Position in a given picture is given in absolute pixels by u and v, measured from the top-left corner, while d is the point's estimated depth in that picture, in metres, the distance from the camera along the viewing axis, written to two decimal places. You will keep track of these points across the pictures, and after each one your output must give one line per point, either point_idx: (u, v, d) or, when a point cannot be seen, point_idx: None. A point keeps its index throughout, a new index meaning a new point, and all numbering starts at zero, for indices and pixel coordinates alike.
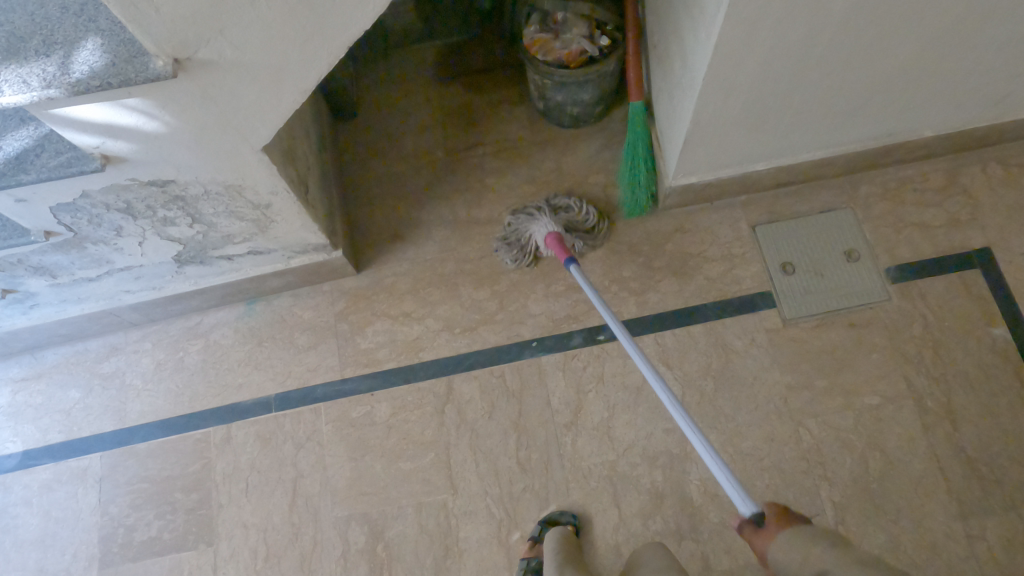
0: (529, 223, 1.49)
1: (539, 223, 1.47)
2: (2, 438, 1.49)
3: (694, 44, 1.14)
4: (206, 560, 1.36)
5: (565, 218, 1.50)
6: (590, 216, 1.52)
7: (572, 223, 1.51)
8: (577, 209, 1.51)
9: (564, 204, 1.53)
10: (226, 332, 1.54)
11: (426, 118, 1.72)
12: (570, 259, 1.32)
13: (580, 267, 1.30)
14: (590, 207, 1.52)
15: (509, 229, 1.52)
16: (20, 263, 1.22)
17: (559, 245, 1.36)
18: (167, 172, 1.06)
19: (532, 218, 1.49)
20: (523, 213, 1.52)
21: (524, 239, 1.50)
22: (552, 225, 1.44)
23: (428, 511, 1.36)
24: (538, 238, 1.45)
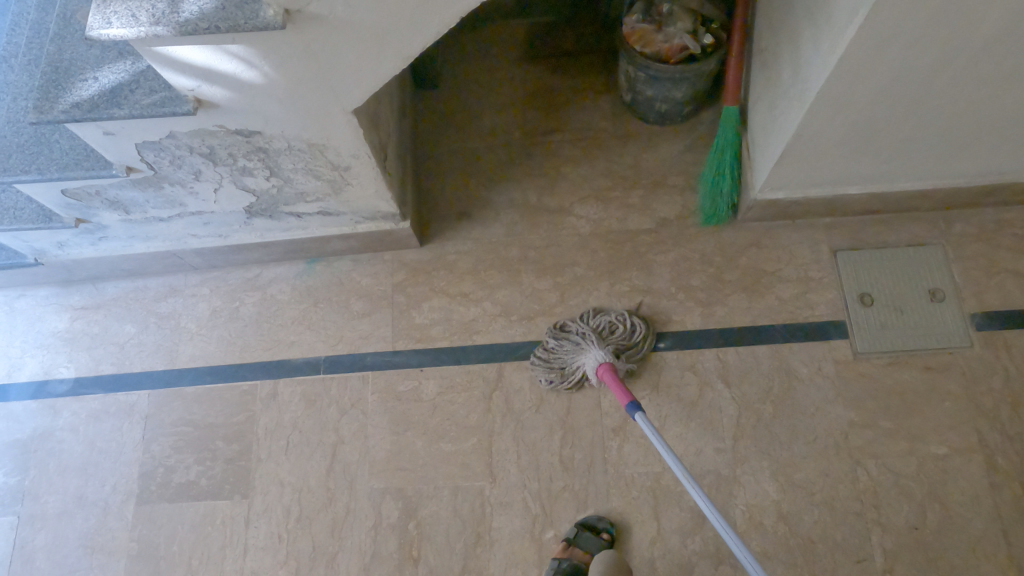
0: (574, 357, 1.36)
1: (587, 353, 1.34)
2: (57, 362, 1.51)
3: (813, 54, 1.08)
4: (240, 511, 1.37)
5: (613, 341, 1.37)
6: (637, 333, 1.39)
7: (620, 346, 1.37)
8: (624, 332, 1.38)
9: (607, 322, 1.40)
10: (284, 287, 1.53)
11: (507, 97, 1.68)
12: (632, 405, 1.19)
13: (645, 414, 1.18)
14: (636, 322, 1.39)
15: (550, 349, 1.39)
16: (97, 195, 1.22)
17: (617, 384, 1.24)
18: (256, 123, 1.04)
19: (575, 347, 1.36)
20: (562, 343, 1.38)
21: (570, 370, 1.37)
22: (604, 352, 1.32)
23: (463, 496, 1.34)
24: (589, 370, 1.33)
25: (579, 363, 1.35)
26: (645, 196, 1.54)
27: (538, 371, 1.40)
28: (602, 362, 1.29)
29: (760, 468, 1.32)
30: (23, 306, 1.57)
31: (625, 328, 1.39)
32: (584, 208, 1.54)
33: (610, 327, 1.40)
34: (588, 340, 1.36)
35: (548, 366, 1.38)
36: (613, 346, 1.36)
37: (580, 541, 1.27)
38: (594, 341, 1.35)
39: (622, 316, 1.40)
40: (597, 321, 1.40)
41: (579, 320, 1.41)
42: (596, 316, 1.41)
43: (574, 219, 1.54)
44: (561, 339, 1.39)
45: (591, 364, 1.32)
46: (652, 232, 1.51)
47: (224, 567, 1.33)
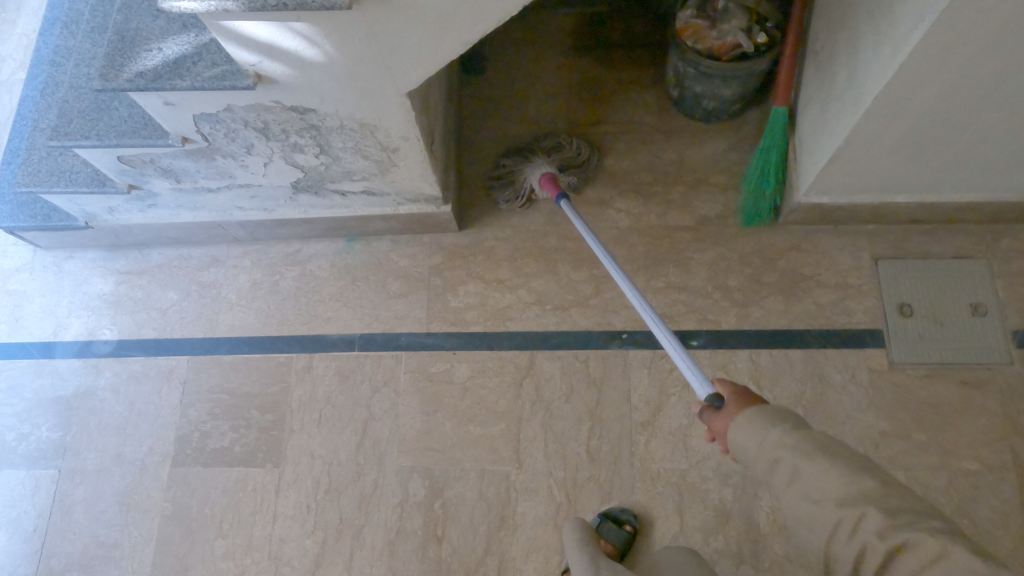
0: (522, 167, 1.51)
1: (532, 166, 1.50)
2: (101, 324, 1.55)
3: (874, 58, 1.06)
4: (271, 479, 1.40)
5: (557, 156, 1.53)
6: (582, 153, 1.54)
7: (564, 160, 1.53)
8: (569, 150, 1.54)
9: (555, 142, 1.56)
10: (323, 264, 1.55)
11: (553, 86, 1.67)
12: (560, 194, 1.39)
13: (570, 202, 1.38)
14: (582, 145, 1.55)
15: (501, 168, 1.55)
16: (151, 163, 1.25)
17: (553, 185, 1.42)
18: (311, 100, 1.05)
19: (523, 161, 1.52)
20: (513, 159, 1.54)
21: (518, 180, 1.52)
22: (546, 167, 1.48)
23: (489, 479, 1.36)
24: (532, 182, 1.49)
25: (524, 177, 1.51)
26: (686, 193, 1.54)
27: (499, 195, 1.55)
28: (544, 172, 1.46)
29: None
30: (71, 267, 1.61)
31: (570, 148, 1.55)
32: (623, 202, 1.54)
33: (556, 149, 1.55)
34: (533, 157, 1.52)
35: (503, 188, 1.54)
36: (558, 160, 1.52)
37: (603, 530, 1.27)
38: (540, 159, 1.51)
39: (567, 139, 1.56)
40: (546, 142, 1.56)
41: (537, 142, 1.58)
42: (548, 141, 1.56)
43: (613, 211, 1.54)
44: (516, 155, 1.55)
45: (533, 173, 1.48)
46: (691, 229, 1.51)
47: (253, 532, 1.36)
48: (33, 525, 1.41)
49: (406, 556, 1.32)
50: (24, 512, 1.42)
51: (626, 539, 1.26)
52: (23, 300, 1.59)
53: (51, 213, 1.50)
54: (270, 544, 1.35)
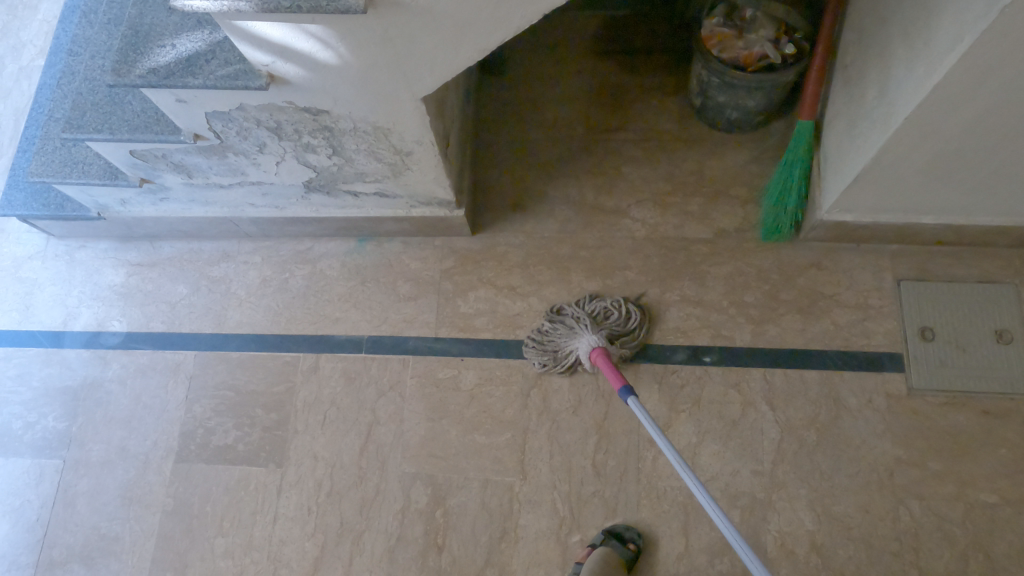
0: (568, 341, 1.36)
1: (581, 338, 1.34)
2: (110, 315, 1.55)
3: (906, 76, 1.02)
4: (273, 479, 1.39)
5: (607, 326, 1.37)
6: (633, 320, 1.38)
7: (615, 330, 1.37)
8: (619, 318, 1.38)
9: (604, 308, 1.40)
10: (334, 263, 1.54)
11: (573, 90, 1.64)
12: (625, 388, 1.16)
13: (638, 398, 1.14)
14: (632, 309, 1.39)
15: (544, 340, 1.39)
16: (163, 158, 1.24)
17: (611, 367, 1.21)
18: (324, 102, 1.04)
19: (569, 331, 1.37)
20: (557, 326, 1.38)
21: (562, 353, 1.37)
22: (597, 338, 1.32)
23: (493, 490, 1.34)
24: (581, 354, 1.32)
25: (573, 347, 1.35)
26: (705, 205, 1.50)
27: (532, 355, 1.39)
28: (595, 346, 1.30)
29: (797, 496, 1.28)
30: (83, 257, 1.61)
31: (620, 313, 1.39)
32: (640, 211, 1.51)
33: (605, 313, 1.40)
34: (582, 325, 1.36)
35: (541, 350, 1.39)
36: (607, 331, 1.36)
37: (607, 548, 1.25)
38: (589, 326, 1.36)
39: (616, 301, 1.41)
40: (593, 305, 1.40)
41: (580, 304, 1.42)
42: (593, 302, 1.41)
43: (629, 221, 1.51)
44: (558, 323, 1.39)
45: (583, 347, 1.32)
46: (708, 242, 1.47)
47: (253, 532, 1.36)
48: (36, 515, 1.41)
49: (405, 563, 1.31)
50: (28, 501, 1.42)
51: (628, 557, 1.24)
52: (34, 288, 1.59)
53: (64, 203, 1.50)
54: (269, 545, 1.34)
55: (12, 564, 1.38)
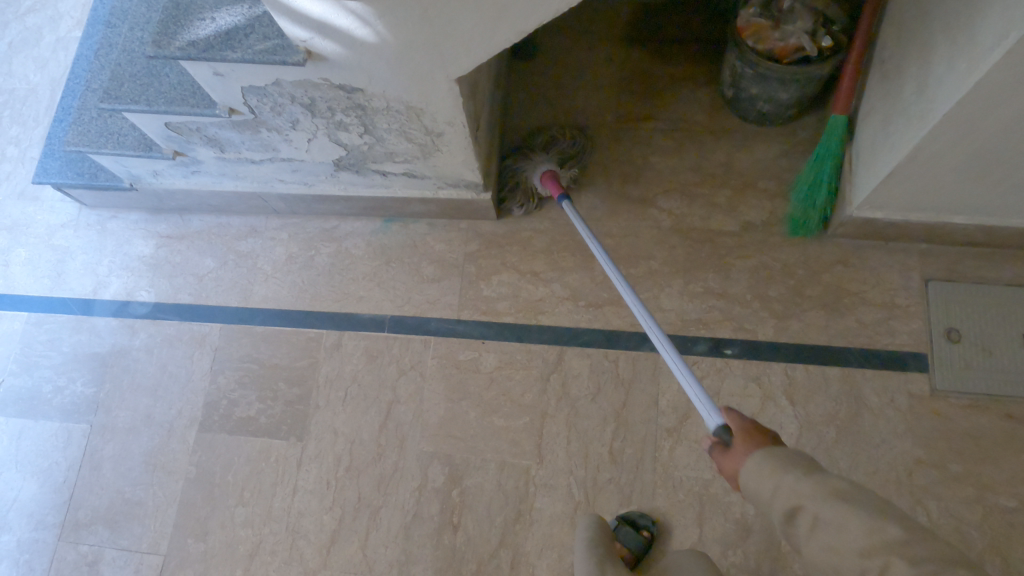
0: (524, 163, 1.49)
1: (536, 162, 1.47)
2: (139, 285, 1.58)
3: (947, 72, 1.01)
4: (294, 453, 1.41)
5: (556, 152, 1.51)
6: (576, 148, 1.54)
7: (562, 158, 1.52)
8: (564, 147, 1.53)
9: (550, 141, 1.53)
10: (359, 242, 1.55)
11: (604, 77, 1.64)
12: (561, 195, 1.38)
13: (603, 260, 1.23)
14: (575, 141, 1.54)
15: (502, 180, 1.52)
16: (197, 131, 1.26)
17: (554, 184, 1.41)
18: (360, 80, 1.04)
19: (525, 158, 1.49)
20: (513, 163, 1.50)
21: (517, 190, 1.50)
22: (548, 165, 1.46)
23: (509, 472, 1.35)
24: (532, 174, 1.46)
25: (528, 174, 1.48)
26: (732, 197, 1.49)
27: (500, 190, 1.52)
28: (545, 170, 1.45)
29: None
30: (114, 228, 1.63)
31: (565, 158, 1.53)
32: (667, 201, 1.51)
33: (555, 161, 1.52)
34: (533, 154, 1.49)
35: (510, 195, 1.51)
36: (557, 157, 1.51)
37: (619, 534, 1.25)
38: (541, 154, 1.49)
39: (564, 139, 1.54)
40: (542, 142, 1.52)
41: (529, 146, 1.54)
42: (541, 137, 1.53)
43: (655, 211, 1.50)
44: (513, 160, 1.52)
45: (537, 167, 1.46)
46: (734, 235, 1.47)
47: (273, 503, 1.38)
48: (64, 477, 1.45)
49: (421, 540, 1.32)
50: (56, 463, 1.46)
51: (642, 543, 1.24)
52: (66, 255, 1.62)
53: (98, 173, 1.52)
54: (288, 516, 1.37)
55: (38, 523, 1.42)
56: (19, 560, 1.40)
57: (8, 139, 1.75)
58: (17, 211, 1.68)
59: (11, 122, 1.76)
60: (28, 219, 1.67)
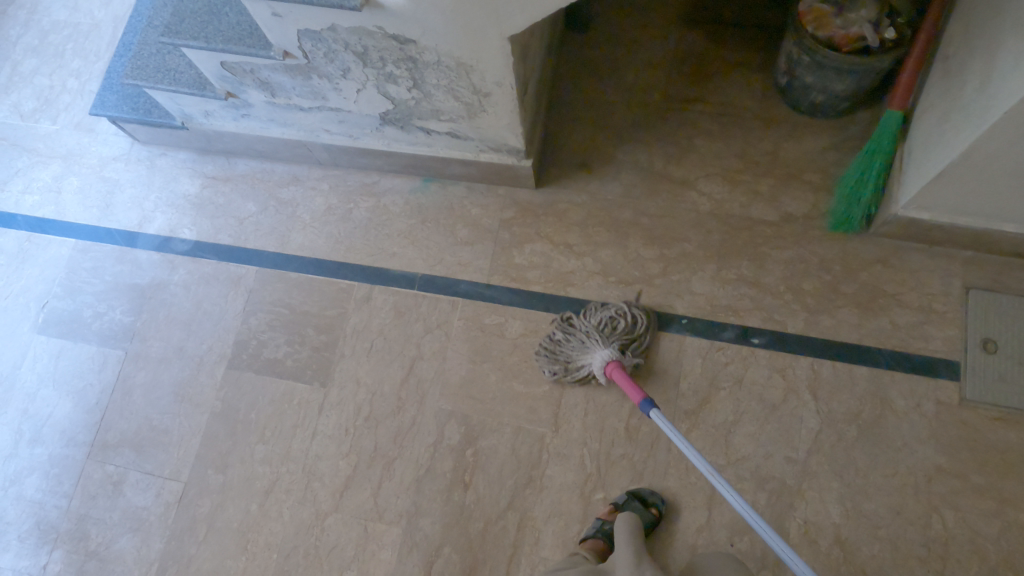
0: (581, 355, 1.34)
1: (593, 353, 1.32)
2: (183, 223, 1.62)
3: (1012, 68, 0.98)
4: (316, 398, 1.45)
5: (617, 336, 1.35)
6: (640, 325, 1.36)
7: (626, 340, 1.35)
8: (629, 324, 1.36)
9: (609, 316, 1.37)
10: (397, 200, 1.57)
11: (656, 55, 1.62)
12: (645, 402, 1.18)
13: (660, 411, 1.17)
14: (637, 314, 1.37)
15: (553, 347, 1.37)
16: (251, 73, 1.28)
17: (627, 381, 1.23)
18: (413, 31, 1.05)
19: (581, 346, 1.34)
20: (571, 339, 1.36)
21: (576, 366, 1.34)
22: (609, 351, 1.30)
23: (524, 438, 1.36)
24: (595, 369, 1.30)
25: (586, 362, 1.33)
26: (775, 186, 1.47)
27: (541, 363, 1.38)
28: (609, 360, 1.28)
29: (827, 487, 1.27)
30: (162, 164, 1.68)
31: (627, 322, 1.36)
32: (708, 185, 1.49)
33: (612, 323, 1.36)
34: (593, 340, 1.33)
35: (553, 356, 1.37)
36: (620, 341, 1.34)
37: (628, 507, 1.26)
38: (598, 340, 1.33)
39: (622, 309, 1.38)
40: (600, 315, 1.37)
41: (585, 314, 1.39)
42: (600, 310, 1.38)
43: (695, 193, 1.49)
44: (570, 335, 1.36)
45: (597, 363, 1.30)
46: (773, 225, 1.45)
47: (292, 444, 1.42)
48: (96, 398, 1.50)
49: (432, 495, 1.35)
50: (90, 384, 1.52)
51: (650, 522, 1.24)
52: (115, 187, 1.67)
53: (152, 109, 1.56)
54: (305, 458, 1.40)
55: (69, 440, 1.48)
56: (49, 473, 1.46)
57: (70, 71, 1.80)
58: (73, 141, 1.73)
59: (74, 55, 1.81)
60: (81, 149, 1.72)
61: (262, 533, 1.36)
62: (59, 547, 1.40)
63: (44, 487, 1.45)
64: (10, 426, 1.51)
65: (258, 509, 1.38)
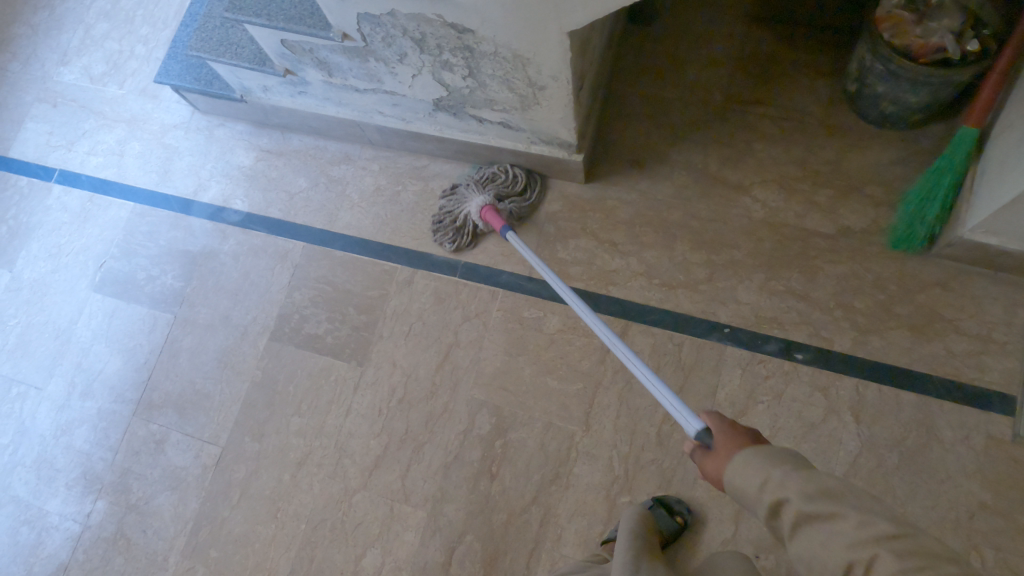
0: (461, 205, 1.47)
1: (471, 201, 1.45)
2: (236, 194, 1.65)
3: None
4: (352, 375, 1.47)
5: (494, 187, 1.46)
6: (519, 181, 1.46)
7: (505, 192, 1.47)
8: (506, 179, 1.46)
9: (489, 172, 1.48)
10: (446, 185, 1.57)
11: (720, 53, 1.57)
12: (505, 228, 1.35)
13: (515, 234, 1.33)
14: (516, 171, 1.47)
15: (443, 210, 1.50)
16: (310, 52, 1.28)
17: (495, 219, 1.38)
18: (472, 21, 1.04)
19: (462, 197, 1.47)
20: (455, 197, 1.48)
21: (458, 218, 1.47)
22: (484, 198, 1.43)
23: (554, 434, 1.36)
24: (472, 215, 1.44)
25: (465, 212, 1.46)
26: (833, 198, 1.42)
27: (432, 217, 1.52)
28: (483, 206, 1.42)
29: None
30: (220, 135, 1.71)
31: (504, 177, 1.47)
32: (763, 192, 1.45)
33: (492, 177, 1.48)
34: (470, 189, 1.46)
35: (442, 228, 1.49)
36: (497, 191, 1.46)
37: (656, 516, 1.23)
38: (477, 189, 1.46)
39: (503, 166, 1.48)
40: (481, 172, 1.49)
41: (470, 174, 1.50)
42: (481, 170, 1.49)
43: (749, 200, 1.45)
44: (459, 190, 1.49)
45: (473, 208, 1.43)
46: (828, 238, 1.40)
47: (326, 419, 1.45)
48: (145, 358, 1.56)
49: (458, 482, 1.36)
50: (140, 345, 1.57)
51: (674, 529, 1.22)
52: (174, 154, 1.72)
53: (213, 81, 1.58)
54: (338, 434, 1.43)
55: (118, 397, 1.54)
56: (98, 426, 1.52)
57: (138, 37, 1.84)
58: (137, 106, 1.77)
59: (143, 22, 1.85)
60: (145, 115, 1.76)
61: (293, 503, 1.40)
62: (102, 498, 1.47)
63: (93, 439, 1.52)
64: (65, 378, 1.57)
65: (290, 480, 1.42)
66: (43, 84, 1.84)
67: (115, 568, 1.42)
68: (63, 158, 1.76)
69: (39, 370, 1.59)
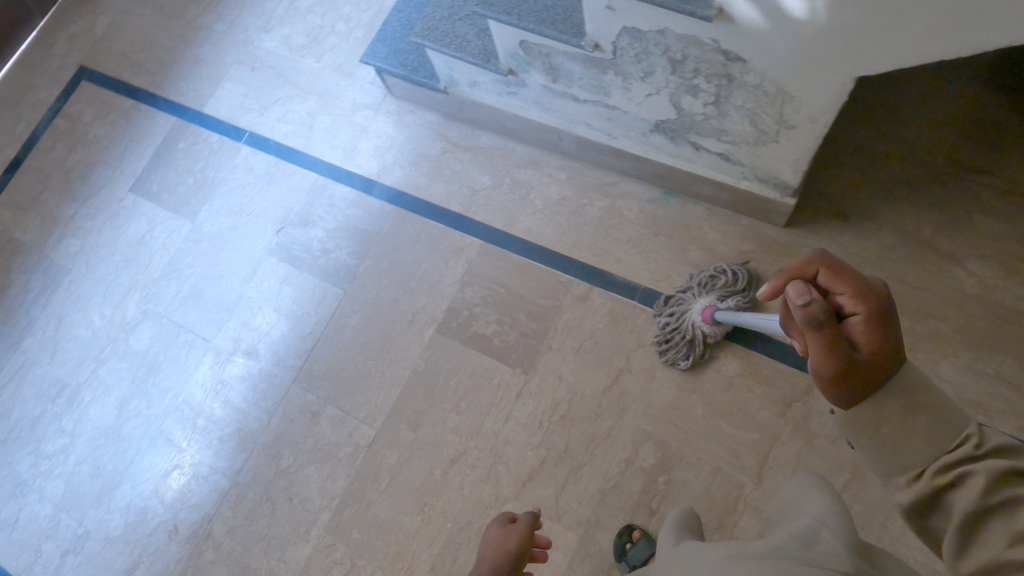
0: (684, 318, 1.38)
1: (695, 311, 1.36)
2: (419, 181, 1.67)
3: None
4: (516, 382, 1.45)
5: (717, 292, 1.38)
6: (738, 276, 1.39)
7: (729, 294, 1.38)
8: (729, 278, 1.38)
9: (705, 278, 1.41)
10: (633, 205, 1.54)
11: (947, 113, 1.48)
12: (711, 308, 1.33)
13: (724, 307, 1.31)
14: (734, 268, 1.39)
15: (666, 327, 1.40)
16: (545, 56, 1.27)
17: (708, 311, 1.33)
18: (751, 52, 1.00)
19: (684, 307, 1.39)
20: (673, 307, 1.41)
21: (686, 332, 1.37)
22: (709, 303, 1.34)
23: (722, 480, 1.31)
24: (702, 326, 1.35)
25: (690, 322, 1.36)
26: None
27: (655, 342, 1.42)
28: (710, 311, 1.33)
29: None
30: (409, 121, 1.73)
31: (725, 277, 1.40)
32: (979, 266, 1.36)
33: (710, 281, 1.40)
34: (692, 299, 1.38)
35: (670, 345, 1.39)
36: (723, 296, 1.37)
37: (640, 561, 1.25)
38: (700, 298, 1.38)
39: (719, 268, 1.41)
40: (697, 280, 1.41)
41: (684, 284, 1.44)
42: (694, 277, 1.43)
43: (961, 272, 1.36)
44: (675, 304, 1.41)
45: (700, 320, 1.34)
46: None
47: (484, 421, 1.43)
48: (311, 328, 1.58)
49: (615, 510, 1.33)
50: (307, 314, 1.60)
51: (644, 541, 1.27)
52: (361, 134, 1.74)
53: (419, 68, 1.60)
54: (495, 439, 1.42)
55: (279, 360, 1.57)
56: (257, 386, 1.55)
57: (340, 15, 1.88)
58: (331, 81, 1.81)
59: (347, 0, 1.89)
60: (338, 91, 1.80)
61: (441, 499, 1.39)
62: (253, 458, 1.50)
63: (251, 398, 1.55)
64: (231, 334, 1.61)
65: (441, 475, 1.41)
66: (244, 47, 1.90)
67: (257, 530, 1.44)
68: (254, 121, 1.81)
69: (207, 321, 1.63)
